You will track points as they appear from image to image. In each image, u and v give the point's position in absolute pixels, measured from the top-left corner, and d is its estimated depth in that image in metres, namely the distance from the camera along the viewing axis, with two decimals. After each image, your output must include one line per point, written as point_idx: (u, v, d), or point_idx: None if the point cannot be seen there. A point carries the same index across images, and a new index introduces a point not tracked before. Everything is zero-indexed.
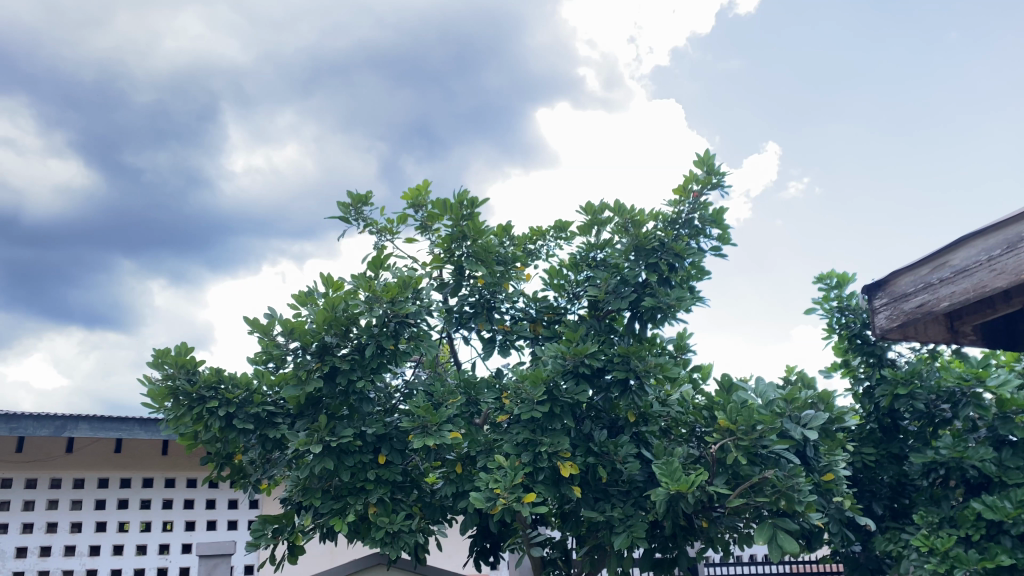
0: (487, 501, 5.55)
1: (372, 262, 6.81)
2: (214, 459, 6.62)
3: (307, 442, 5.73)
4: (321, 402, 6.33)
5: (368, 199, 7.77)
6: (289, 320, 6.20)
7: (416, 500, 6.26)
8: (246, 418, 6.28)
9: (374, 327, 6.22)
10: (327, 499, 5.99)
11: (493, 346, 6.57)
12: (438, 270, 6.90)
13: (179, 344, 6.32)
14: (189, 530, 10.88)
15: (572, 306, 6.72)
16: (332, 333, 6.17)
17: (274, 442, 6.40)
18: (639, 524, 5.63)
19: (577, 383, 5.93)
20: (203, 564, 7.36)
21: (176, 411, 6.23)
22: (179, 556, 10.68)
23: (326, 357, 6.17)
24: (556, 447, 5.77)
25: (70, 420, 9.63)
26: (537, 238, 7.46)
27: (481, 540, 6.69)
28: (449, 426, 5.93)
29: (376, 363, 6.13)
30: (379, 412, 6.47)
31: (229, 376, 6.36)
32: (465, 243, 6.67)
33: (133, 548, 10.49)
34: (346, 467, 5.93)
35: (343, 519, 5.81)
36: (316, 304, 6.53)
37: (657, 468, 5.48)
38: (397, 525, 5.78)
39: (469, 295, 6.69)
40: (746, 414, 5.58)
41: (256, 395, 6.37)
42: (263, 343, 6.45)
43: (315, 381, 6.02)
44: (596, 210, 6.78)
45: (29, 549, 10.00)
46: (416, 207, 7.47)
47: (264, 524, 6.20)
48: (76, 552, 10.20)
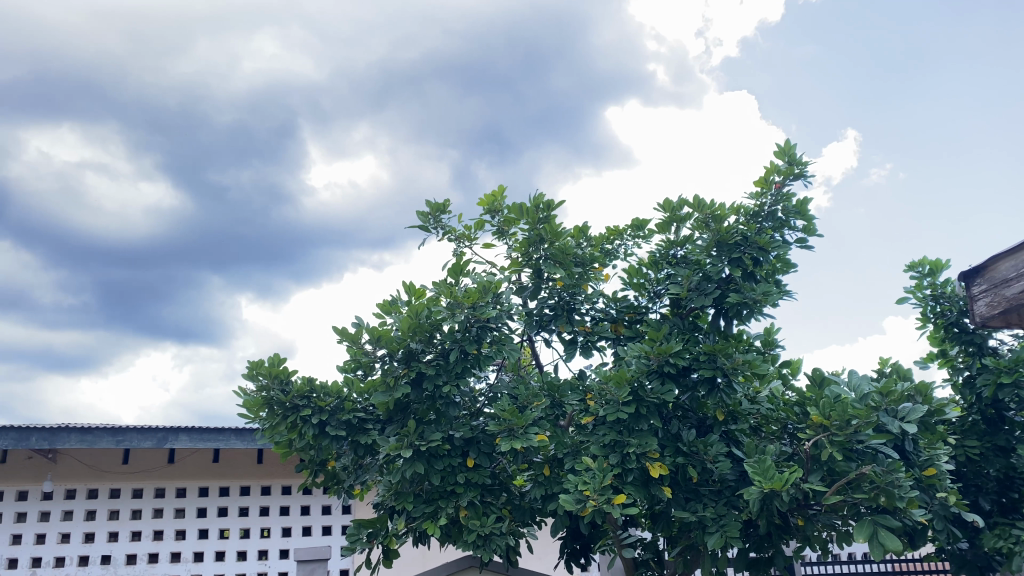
0: (577, 503, 5.57)
1: (452, 269, 6.89)
2: (309, 466, 6.82)
3: (397, 446, 5.83)
4: (409, 407, 6.43)
5: (446, 207, 7.88)
6: (375, 327, 6.35)
7: (505, 502, 6.30)
8: (339, 424, 6.45)
9: (457, 333, 6.29)
10: (419, 502, 6.08)
11: (575, 348, 6.55)
12: (516, 273, 6.93)
13: (272, 355, 6.53)
14: (285, 535, 11.13)
15: (654, 305, 6.65)
16: (417, 339, 6.29)
17: (366, 448, 6.57)
18: (732, 523, 5.55)
19: (663, 382, 5.85)
20: (303, 568, 7.57)
21: (271, 420, 6.44)
22: (277, 561, 10.93)
23: (413, 362, 6.27)
24: (644, 447, 5.73)
25: (171, 431, 10.03)
26: (615, 238, 7.42)
27: (572, 541, 6.68)
28: (535, 428, 5.96)
29: (460, 367, 6.20)
30: (465, 416, 6.53)
31: (320, 384, 6.53)
32: (543, 245, 6.69)
33: (234, 554, 10.84)
34: (436, 471, 6.01)
35: (435, 522, 5.90)
36: (400, 312, 6.65)
37: (749, 466, 5.40)
38: (488, 527, 5.84)
39: (548, 297, 6.68)
40: (840, 409, 5.44)
41: (347, 402, 6.53)
42: (352, 351, 6.61)
43: (402, 387, 6.13)
44: (674, 206, 6.70)
45: (139, 556, 10.52)
46: (493, 212, 7.52)
47: (360, 528, 6.31)
48: (181, 558, 10.64)
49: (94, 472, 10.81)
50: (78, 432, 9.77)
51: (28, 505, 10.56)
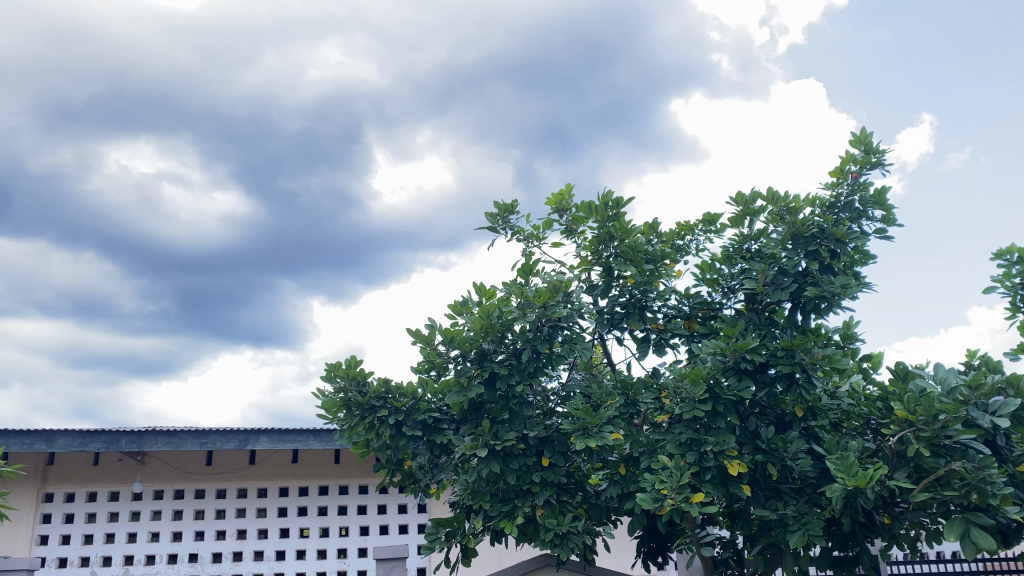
0: (654, 501, 5.54)
1: (522, 269, 6.91)
2: (386, 465, 6.93)
3: (472, 446, 5.90)
4: (483, 407, 6.47)
5: (514, 207, 7.92)
6: (448, 329, 6.42)
7: (581, 501, 6.30)
8: (415, 424, 6.55)
9: (529, 332, 6.30)
10: (496, 501, 6.12)
11: (648, 346, 6.50)
12: (586, 272, 6.91)
13: (349, 358, 6.67)
14: (363, 534, 11.31)
15: (728, 301, 6.58)
16: (489, 340, 6.34)
17: (441, 447, 6.67)
18: (814, 521, 5.44)
19: (740, 379, 5.78)
20: (382, 567, 7.68)
21: (349, 421, 6.58)
22: (356, 560, 11.12)
23: (485, 363, 6.32)
24: (722, 445, 5.65)
25: (252, 433, 10.33)
26: (686, 233, 7.34)
27: (648, 540, 6.64)
28: (610, 427, 5.93)
29: (533, 367, 6.19)
30: (539, 415, 6.53)
31: (396, 385, 6.64)
32: (612, 243, 6.64)
33: (315, 552, 11.08)
34: (512, 470, 6.03)
35: (512, 521, 5.93)
36: (471, 312, 6.70)
37: (831, 462, 5.28)
38: (565, 526, 5.85)
39: (619, 295, 6.65)
40: (926, 403, 5.27)
41: (422, 402, 6.61)
42: (425, 352, 6.69)
43: (476, 387, 6.19)
44: (747, 200, 6.61)
45: (224, 554, 10.86)
46: (561, 211, 7.52)
47: (438, 527, 6.39)
48: (265, 556, 10.94)
49: (180, 473, 11.21)
50: (164, 434, 10.15)
51: (119, 505, 11.02)
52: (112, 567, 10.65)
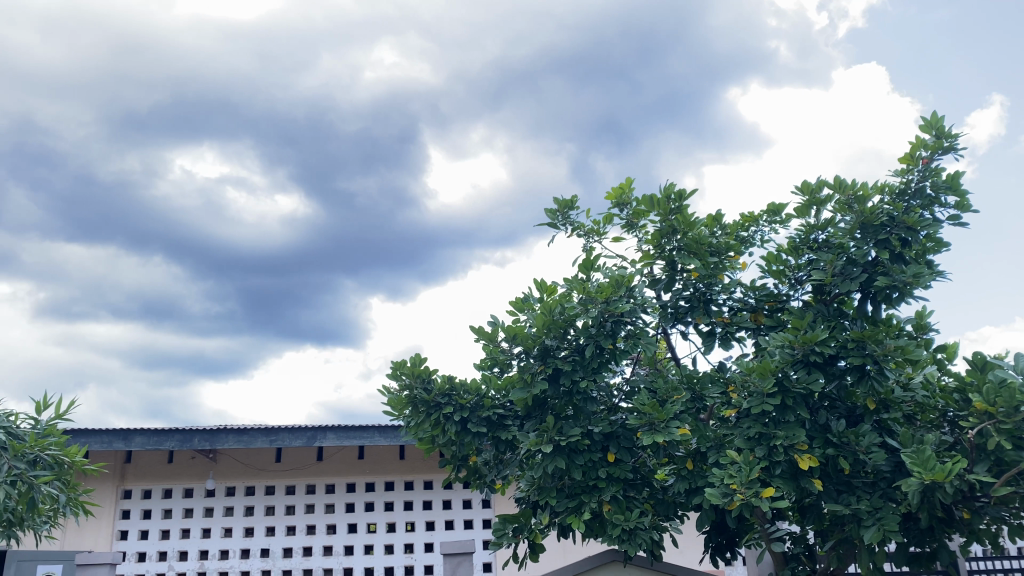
0: (724, 496, 5.50)
1: (583, 264, 6.89)
2: (451, 461, 6.95)
3: (538, 442, 5.94)
4: (547, 403, 6.49)
5: (573, 203, 7.90)
6: (510, 325, 6.45)
7: (648, 497, 6.26)
8: (480, 421, 6.60)
9: (592, 328, 6.26)
10: (563, 497, 6.11)
11: (714, 339, 6.43)
12: (649, 266, 6.85)
13: (413, 356, 6.75)
14: (429, 529, 11.43)
15: (795, 293, 6.44)
16: (551, 336, 6.32)
17: (506, 443, 6.70)
18: (890, 516, 5.32)
19: (809, 372, 5.71)
20: (448, 563, 7.73)
21: (415, 418, 6.67)
22: (423, 555, 11.26)
23: (549, 359, 6.31)
24: (792, 439, 5.56)
25: (319, 429, 10.54)
26: (750, 225, 7.23)
27: (717, 535, 6.58)
28: (677, 422, 5.88)
29: (597, 363, 6.17)
30: (604, 411, 6.49)
31: (460, 382, 6.69)
32: (675, 236, 6.58)
33: (382, 547, 11.25)
34: (578, 466, 6.03)
35: (579, 517, 5.93)
36: (533, 309, 6.72)
37: (906, 456, 5.14)
38: (632, 522, 5.83)
39: (683, 289, 6.58)
40: (1007, 395, 5.10)
41: (486, 399, 6.65)
42: (488, 349, 6.73)
43: (540, 383, 6.23)
44: (813, 189, 6.47)
45: (294, 549, 11.11)
46: (621, 205, 7.48)
47: (505, 523, 6.42)
48: (334, 551, 11.15)
49: (251, 469, 11.52)
50: (236, 432, 10.44)
51: (194, 501, 11.36)
52: (188, 562, 10.99)
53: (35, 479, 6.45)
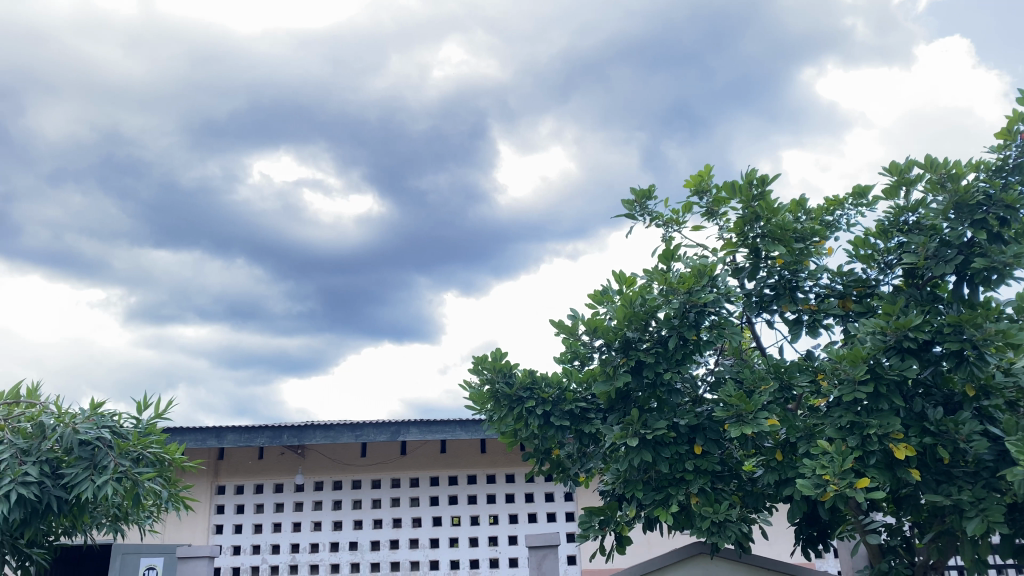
0: (817, 487, 5.37)
1: (663, 255, 6.81)
2: (534, 454, 6.96)
3: (622, 436, 5.90)
4: (631, 396, 6.44)
5: (651, 192, 7.82)
6: (591, 319, 6.42)
7: (736, 489, 6.17)
8: (563, 414, 6.60)
9: (675, 319, 6.17)
10: (649, 490, 6.07)
11: (801, 328, 6.28)
12: (731, 254, 6.73)
13: (494, 350, 6.80)
14: (512, 522, 11.51)
15: (885, 277, 6.25)
16: (633, 328, 6.26)
17: (589, 436, 6.68)
18: (994, 507, 5.11)
19: (903, 358, 5.53)
20: (533, 556, 7.74)
21: (498, 412, 6.71)
22: (507, 547, 11.34)
23: (631, 351, 6.26)
24: (886, 428, 5.38)
25: (402, 424, 10.72)
26: (836, 208, 7.03)
27: (808, 527, 6.44)
28: (765, 413, 5.77)
29: (681, 354, 6.11)
30: (688, 403, 6.39)
31: (542, 376, 6.70)
32: (758, 223, 6.44)
33: (466, 540, 11.38)
34: (664, 459, 5.98)
35: (667, 510, 5.88)
36: (612, 301, 6.67)
37: (1011, 444, 4.92)
38: (721, 514, 5.74)
39: (768, 277, 6.45)
40: None
41: (568, 392, 6.64)
42: (569, 342, 6.73)
43: (622, 375, 6.17)
44: (902, 169, 6.26)
45: (382, 542, 11.34)
46: (700, 193, 7.38)
47: (591, 515, 6.36)
48: (420, 544, 11.34)
49: (337, 464, 11.80)
50: (323, 428, 10.71)
51: (284, 496, 11.71)
52: (281, 555, 11.33)
53: (140, 475, 6.73)
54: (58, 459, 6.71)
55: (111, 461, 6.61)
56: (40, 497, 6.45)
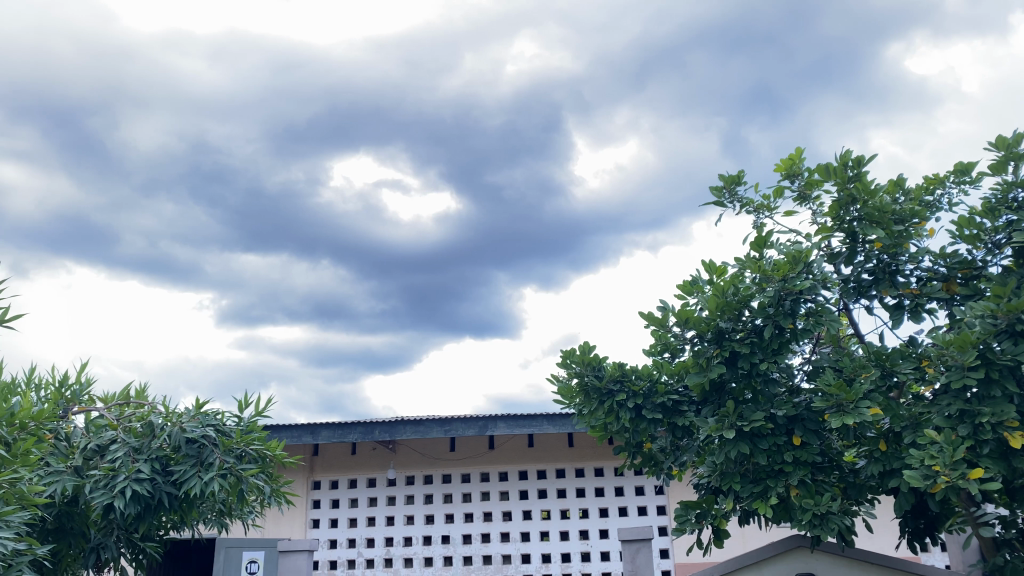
0: (925, 479, 5.16)
1: (755, 242, 6.66)
2: (625, 448, 6.90)
3: (718, 428, 5.83)
4: (725, 387, 6.33)
5: (740, 178, 7.67)
6: (681, 310, 6.33)
7: (837, 481, 5.99)
8: (655, 407, 6.52)
9: (769, 307, 6.02)
10: (747, 482, 5.95)
11: (902, 313, 6.05)
12: (826, 240, 6.54)
13: (583, 344, 6.77)
14: (603, 516, 11.47)
15: (993, 258, 5.96)
16: (725, 318, 6.15)
17: (683, 429, 6.59)
18: None
19: (1015, 343, 5.27)
20: (627, 550, 7.68)
21: (588, 405, 6.68)
22: (598, 541, 11.31)
23: (724, 342, 6.15)
24: (1000, 415, 5.13)
25: (490, 419, 10.82)
26: (937, 187, 6.75)
27: (915, 519, 6.20)
28: (868, 402, 5.59)
29: (777, 344, 5.95)
30: (785, 393, 6.23)
31: (632, 368, 6.65)
32: (855, 206, 6.25)
33: (557, 534, 11.40)
34: (762, 451, 5.86)
35: (766, 502, 5.76)
36: (702, 291, 6.57)
37: None
38: (824, 506, 5.57)
39: (866, 261, 6.24)
40: None
41: (660, 385, 6.56)
42: (658, 334, 6.66)
43: (716, 367, 6.07)
44: (1011, 144, 5.97)
45: (473, 535, 11.48)
46: (792, 176, 7.20)
47: (687, 509, 6.28)
48: (511, 537, 11.42)
49: (427, 459, 11.99)
50: (412, 423, 10.89)
51: (377, 490, 11.97)
52: (376, 548, 11.58)
53: (243, 471, 6.98)
54: (167, 456, 7.00)
55: (216, 459, 6.87)
56: (152, 493, 6.78)
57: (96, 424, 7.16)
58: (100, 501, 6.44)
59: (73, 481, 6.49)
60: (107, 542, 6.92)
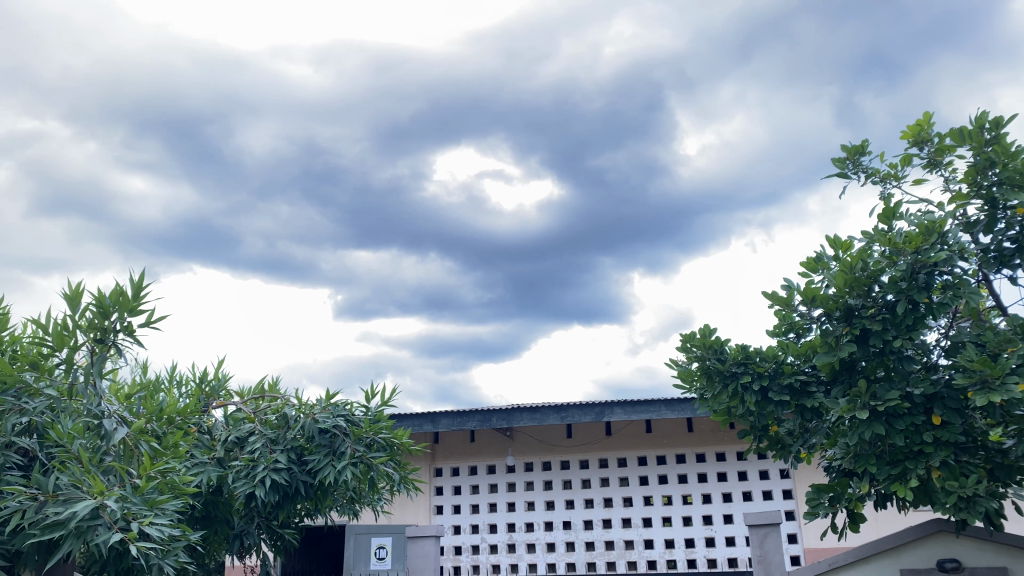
0: None
1: (883, 214, 6.37)
2: (752, 432, 6.74)
3: (850, 409, 5.63)
4: (856, 366, 6.11)
5: (864, 148, 7.37)
6: (807, 288, 6.15)
7: (984, 461, 5.66)
8: (782, 389, 6.36)
9: (902, 281, 5.74)
10: (883, 464, 5.71)
11: None
12: (962, 208, 6.19)
13: (704, 327, 6.65)
14: (726, 501, 11.27)
15: None
16: (855, 295, 5.92)
17: (812, 411, 6.40)
18: None
19: None
20: (755, 534, 7.51)
21: (711, 389, 6.57)
22: (723, 527, 11.13)
23: (854, 319, 5.93)
24: None
25: (606, 405, 10.78)
26: None
27: None
28: (1015, 378, 5.26)
29: (911, 320, 5.68)
30: (922, 370, 5.94)
31: (756, 350, 6.49)
32: (993, 170, 5.96)
33: (680, 519, 11.29)
34: (899, 431, 5.61)
35: (905, 485, 5.53)
36: (828, 267, 6.34)
37: None
38: (970, 489, 5.28)
39: (1007, 229, 5.87)
40: None
41: (786, 366, 6.38)
42: (783, 313, 6.48)
43: (847, 346, 5.87)
44: None
45: (595, 521, 11.52)
46: (920, 143, 6.90)
47: (819, 492, 6.07)
48: (632, 523, 11.40)
49: (545, 446, 12.08)
50: (529, 411, 11.00)
51: (497, 477, 12.17)
52: (498, 533, 11.79)
53: (374, 460, 7.22)
54: (302, 446, 7.33)
55: (348, 448, 7.13)
56: (290, 481, 7.12)
57: (235, 418, 7.57)
58: (243, 490, 6.82)
59: (217, 472, 6.91)
60: (249, 529, 7.31)
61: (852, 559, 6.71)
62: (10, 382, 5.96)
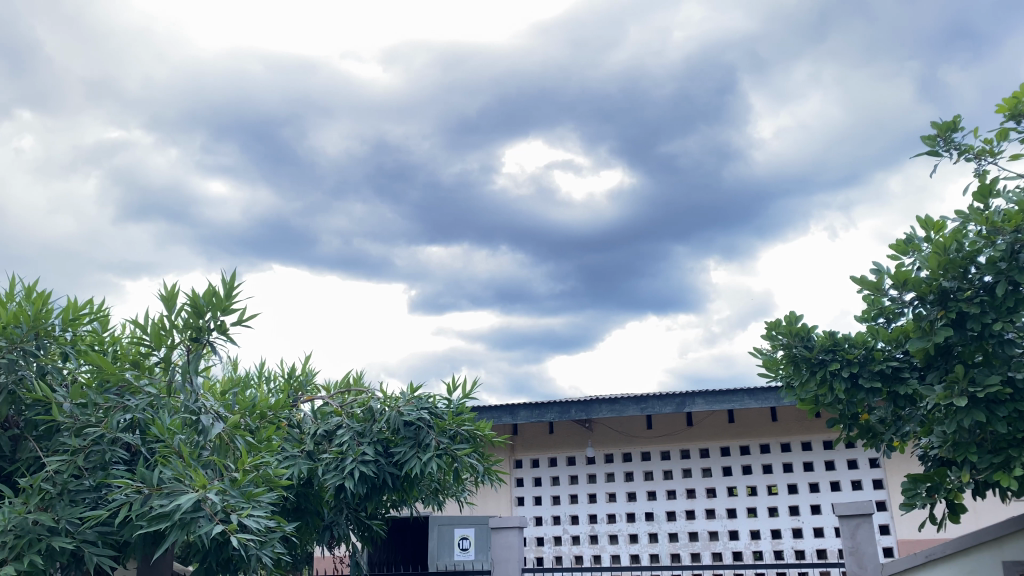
0: None
1: (978, 191, 6.11)
2: (841, 421, 6.57)
3: (948, 395, 5.43)
4: (953, 351, 5.89)
5: (956, 124, 7.09)
6: (898, 271, 5.95)
7: None
8: (873, 376, 6.18)
9: (1001, 262, 5.52)
10: (985, 453, 5.50)
11: None
12: None
13: (789, 314, 6.51)
14: (814, 491, 11.03)
15: None
16: (949, 277, 5.71)
17: (905, 398, 6.20)
18: None
19: None
20: (846, 524, 7.31)
21: (799, 377, 6.43)
22: (810, 518, 10.90)
23: (949, 303, 5.71)
24: None
25: (687, 396, 10.66)
26: None
27: None
28: None
29: (1012, 302, 5.44)
30: None
31: (845, 336, 6.31)
32: None
33: (766, 510, 11.11)
34: (1000, 418, 5.38)
35: (1008, 473, 5.31)
36: (920, 249, 6.12)
37: None
38: None
39: None
40: None
41: (877, 352, 6.19)
42: (873, 298, 6.29)
43: (942, 330, 5.67)
44: None
45: (677, 512, 11.43)
46: (1017, 117, 6.61)
47: (916, 482, 5.86)
48: (716, 514, 11.27)
49: (626, 437, 12.03)
50: (608, 403, 10.97)
51: (578, 468, 12.18)
52: (580, 525, 11.82)
53: (458, 451, 7.29)
54: (388, 438, 7.47)
55: (433, 440, 7.23)
56: (377, 473, 7.27)
57: (323, 411, 7.76)
58: (333, 482, 7.00)
59: (308, 464, 7.15)
60: (339, 519, 7.44)
61: (944, 552, 6.56)
62: (113, 380, 6.27)
